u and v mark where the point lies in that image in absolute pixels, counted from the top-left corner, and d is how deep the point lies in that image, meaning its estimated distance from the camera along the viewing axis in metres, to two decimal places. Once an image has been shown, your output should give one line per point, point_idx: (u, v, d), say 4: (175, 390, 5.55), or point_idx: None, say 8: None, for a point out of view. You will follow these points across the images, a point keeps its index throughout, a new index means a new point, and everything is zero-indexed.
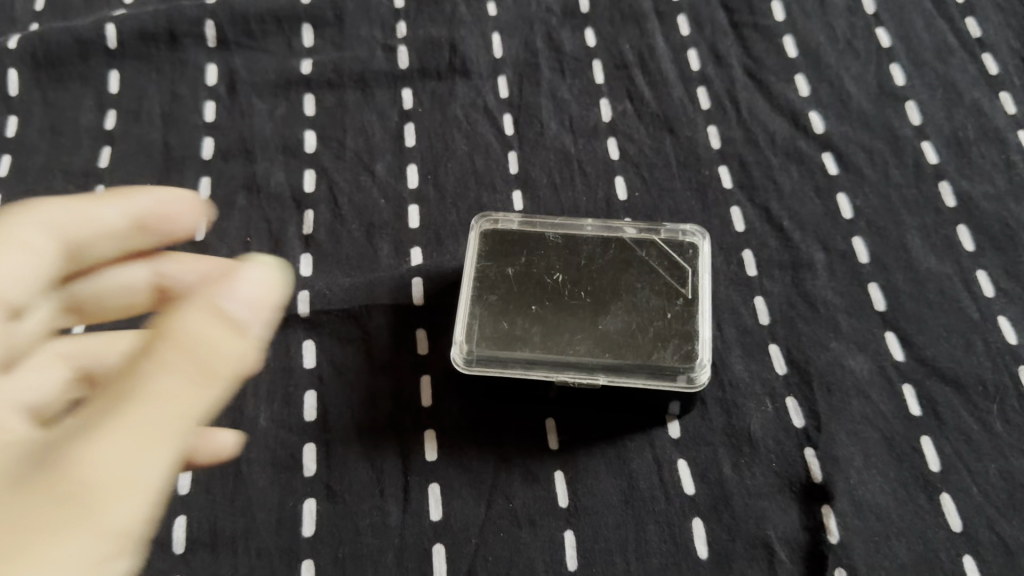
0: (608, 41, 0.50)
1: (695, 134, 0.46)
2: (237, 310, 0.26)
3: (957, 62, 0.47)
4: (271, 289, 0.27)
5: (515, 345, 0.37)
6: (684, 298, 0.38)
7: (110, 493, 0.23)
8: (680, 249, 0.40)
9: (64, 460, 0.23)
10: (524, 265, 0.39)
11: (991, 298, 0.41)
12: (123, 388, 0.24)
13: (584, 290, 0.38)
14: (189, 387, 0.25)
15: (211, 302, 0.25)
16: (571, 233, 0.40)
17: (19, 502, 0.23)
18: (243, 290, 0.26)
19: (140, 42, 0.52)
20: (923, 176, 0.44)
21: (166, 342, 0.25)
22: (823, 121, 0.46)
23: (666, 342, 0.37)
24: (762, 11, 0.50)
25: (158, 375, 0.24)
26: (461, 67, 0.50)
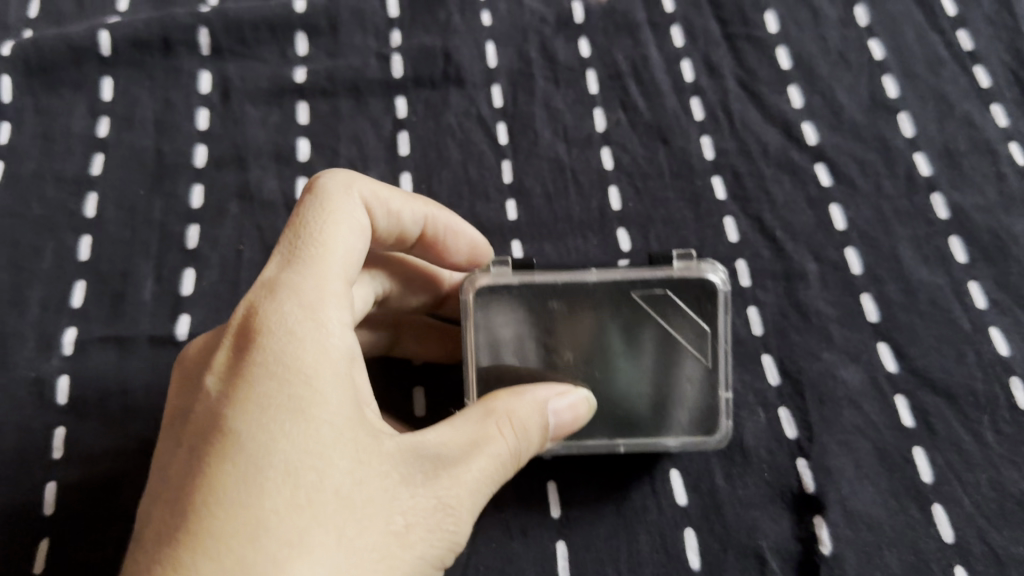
0: (603, 52, 0.50)
1: (689, 144, 0.46)
2: (555, 427, 0.35)
3: (949, 74, 0.47)
4: (586, 413, 0.36)
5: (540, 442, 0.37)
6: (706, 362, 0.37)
7: (459, 515, 0.31)
8: (698, 296, 0.36)
9: (436, 481, 0.31)
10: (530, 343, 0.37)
11: (983, 309, 0.41)
12: (480, 435, 0.32)
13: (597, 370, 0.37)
14: (512, 457, 0.33)
15: (542, 407, 0.34)
16: (577, 294, 0.37)
17: (407, 495, 0.30)
18: (563, 406, 0.35)
19: (133, 49, 0.51)
20: (914, 187, 0.44)
21: (510, 419, 0.33)
22: (816, 132, 0.46)
23: (689, 417, 0.37)
24: (755, 22, 0.50)
25: (500, 442, 0.33)
26: (456, 76, 0.50)
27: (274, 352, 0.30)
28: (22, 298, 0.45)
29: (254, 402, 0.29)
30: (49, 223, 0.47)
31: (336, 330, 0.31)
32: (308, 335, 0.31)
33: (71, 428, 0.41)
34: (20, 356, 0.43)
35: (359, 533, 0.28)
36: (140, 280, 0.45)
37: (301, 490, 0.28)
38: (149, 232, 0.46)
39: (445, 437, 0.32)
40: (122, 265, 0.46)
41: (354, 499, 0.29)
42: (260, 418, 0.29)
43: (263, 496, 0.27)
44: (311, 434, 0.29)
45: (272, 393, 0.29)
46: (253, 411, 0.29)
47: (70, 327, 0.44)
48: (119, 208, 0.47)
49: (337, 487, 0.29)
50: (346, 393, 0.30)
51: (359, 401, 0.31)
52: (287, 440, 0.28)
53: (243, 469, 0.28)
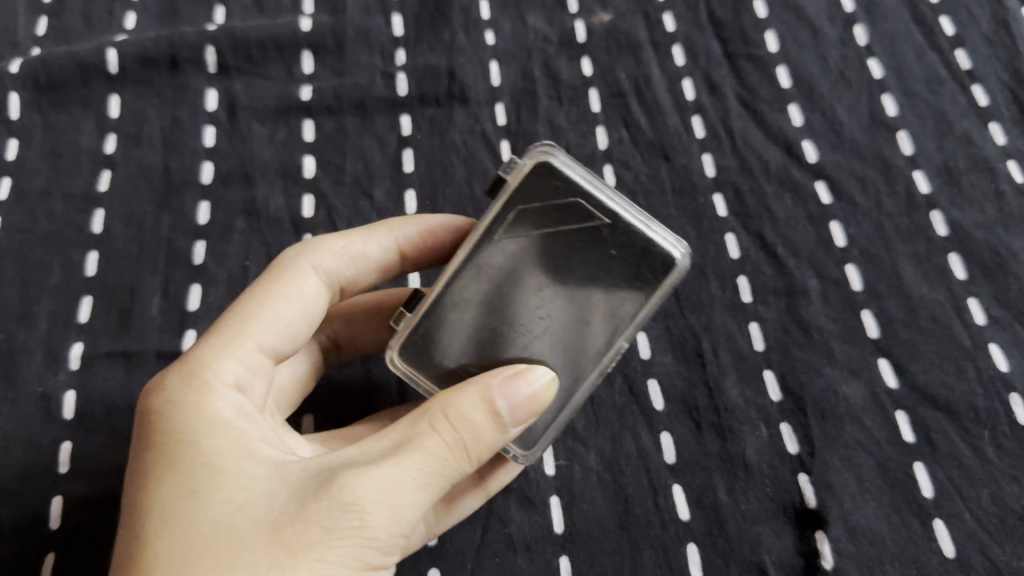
0: (605, 71, 0.51)
1: (691, 162, 0.47)
2: (508, 408, 0.32)
3: (947, 93, 0.48)
4: (540, 395, 0.33)
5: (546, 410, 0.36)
6: (622, 244, 0.33)
7: (368, 511, 0.29)
8: (545, 182, 0.32)
9: (336, 487, 0.29)
10: (477, 331, 0.35)
11: (983, 325, 0.41)
12: (407, 437, 0.31)
13: (543, 313, 0.34)
14: (453, 452, 0.31)
15: (485, 394, 0.32)
16: (476, 291, 0.34)
17: (303, 505, 0.29)
18: (510, 391, 0.32)
19: (141, 66, 0.52)
20: (914, 205, 0.44)
21: (444, 415, 0.31)
22: (817, 149, 0.46)
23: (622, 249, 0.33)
24: (756, 42, 0.50)
25: (431, 437, 0.31)
26: (460, 94, 0.51)
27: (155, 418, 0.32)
28: (30, 313, 0.45)
29: (141, 468, 0.31)
30: (57, 238, 0.47)
31: (218, 388, 0.32)
32: (185, 394, 0.32)
33: (77, 442, 0.42)
34: (28, 371, 0.43)
35: (235, 560, 0.28)
36: (147, 295, 0.46)
37: (177, 535, 0.28)
38: (156, 247, 0.47)
39: (365, 449, 0.31)
40: (129, 280, 0.46)
41: (233, 527, 0.28)
42: (142, 484, 0.30)
43: (150, 549, 0.28)
44: (185, 481, 0.30)
45: (151, 455, 0.31)
46: (138, 479, 0.30)
47: (78, 341, 0.44)
48: (126, 223, 0.48)
49: (213, 522, 0.29)
50: (227, 438, 0.31)
51: (248, 445, 0.31)
52: (161, 497, 0.29)
53: (135, 530, 0.29)
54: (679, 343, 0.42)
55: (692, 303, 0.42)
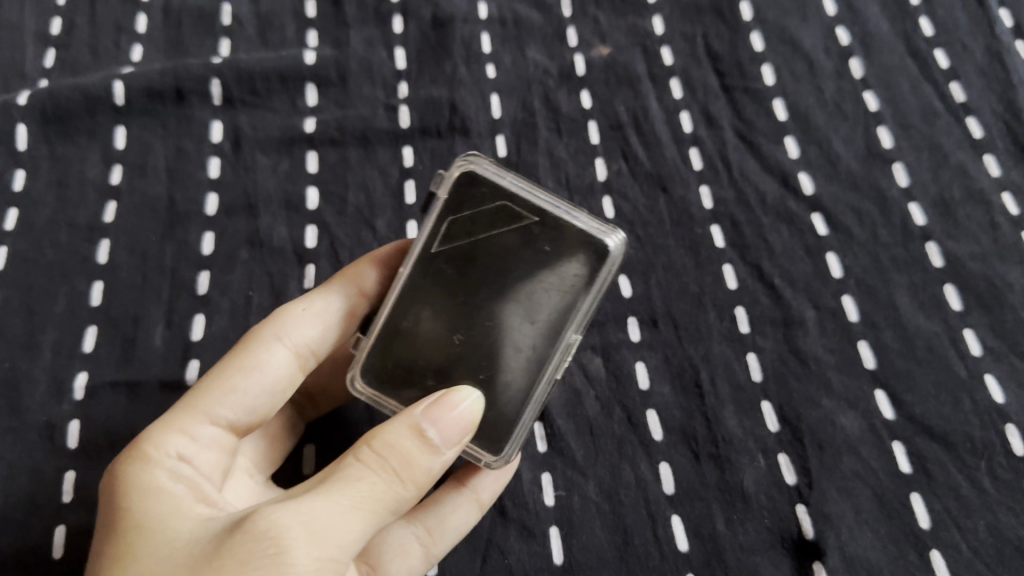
0: (604, 103, 0.51)
1: (689, 194, 0.47)
2: (435, 430, 0.32)
3: (942, 125, 0.48)
4: (467, 420, 0.33)
5: (508, 422, 0.37)
6: (555, 236, 0.35)
7: (286, 535, 0.28)
8: (470, 191, 0.35)
9: (255, 523, 0.29)
10: (429, 348, 0.36)
11: (979, 356, 0.42)
12: (333, 472, 0.31)
13: (490, 316, 0.36)
14: (382, 480, 0.31)
15: (410, 423, 0.32)
16: (422, 305, 0.36)
17: (224, 543, 0.29)
18: (436, 419, 0.33)
19: (147, 98, 0.53)
20: (910, 237, 0.45)
21: (367, 447, 0.31)
22: (813, 181, 0.47)
23: (554, 241, 0.35)
24: (753, 75, 0.51)
25: (355, 468, 0.31)
26: (461, 126, 0.51)
27: (108, 491, 0.34)
28: (35, 342, 0.46)
29: (97, 538, 0.33)
30: (63, 268, 0.48)
31: (156, 459, 0.35)
32: (132, 465, 0.35)
33: (80, 472, 0.42)
34: (32, 400, 0.44)
35: None
36: (151, 325, 0.46)
37: None
38: (160, 277, 0.47)
39: (297, 491, 0.31)
40: (134, 309, 0.46)
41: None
42: (98, 551, 0.33)
43: None
44: (124, 543, 0.32)
45: (105, 525, 0.33)
46: (97, 548, 0.33)
47: (82, 371, 0.45)
48: (131, 253, 0.48)
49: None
50: (162, 501, 0.33)
51: (180, 504, 0.33)
52: (104, 562, 0.32)
53: None
54: (677, 373, 0.42)
55: (691, 334, 0.43)
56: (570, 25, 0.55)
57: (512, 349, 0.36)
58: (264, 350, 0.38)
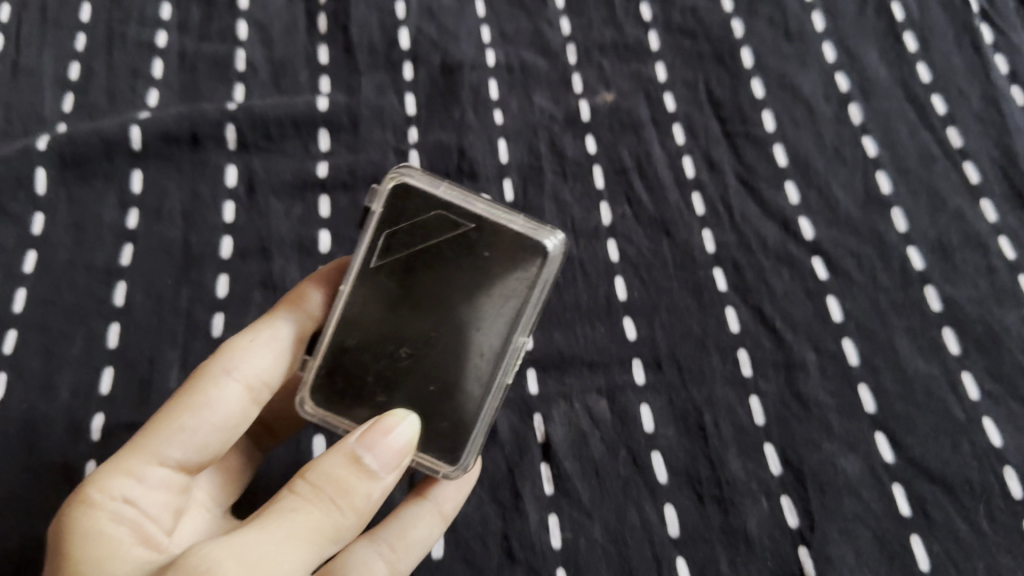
0: (608, 148, 0.53)
1: (691, 237, 0.48)
2: (372, 457, 0.33)
3: (940, 170, 0.49)
4: (404, 441, 0.34)
5: (462, 432, 0.38)
6: (493, 240, 0.37)
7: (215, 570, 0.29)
8: (404, 203, 0.37)
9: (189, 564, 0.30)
10: (377, 363, 0.38)
11: (977, 400, 0.43)
12: (272, 507, 0.32)
13: (436, 325, 0.37)
14: (318, 510, 0.32)
15: (345, 453, 0.33)
16: (367, 321, 0.38)
17: None
18: (373, 445, 0.33)
19: (163, 143, 0.54)
20: (909, 280, 0.46)
21: (304, 481, 0.33)
22: (813, 227, 0.48)
23: (494, 244, 0.37)
24: (753, 121, 0.52)
25: (292, 501, 0.32)
26: (470, 170, 0.53)
27: (54, 533, 0.35)
28: (53, 384, 0.47)
29: None
30: (79, 310, 0.49)
31: (99, 501, 0.34)
32: (75, 507, 0.34)
33: None
34: (51, 442, 0.45)
35: None
36: (167, 368, 0.47)
37: None
38: (176, 319, 0.49)
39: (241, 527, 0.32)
40: (150, 352, 0.48)
41: None
42: None
43: None
44: None
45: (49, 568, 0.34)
46: None
47: (99, 413, 0.46)
48: (146, 295, 0.49)
49: None
50: (104, 546, 0.33)
51: (120, 551, 0.33)
52: None
53: None
54: (681, 416, 0.43)
55: (694, 376, 0.44)
56: (575, 72, 0.56)
57: (461, 355, 0.38)
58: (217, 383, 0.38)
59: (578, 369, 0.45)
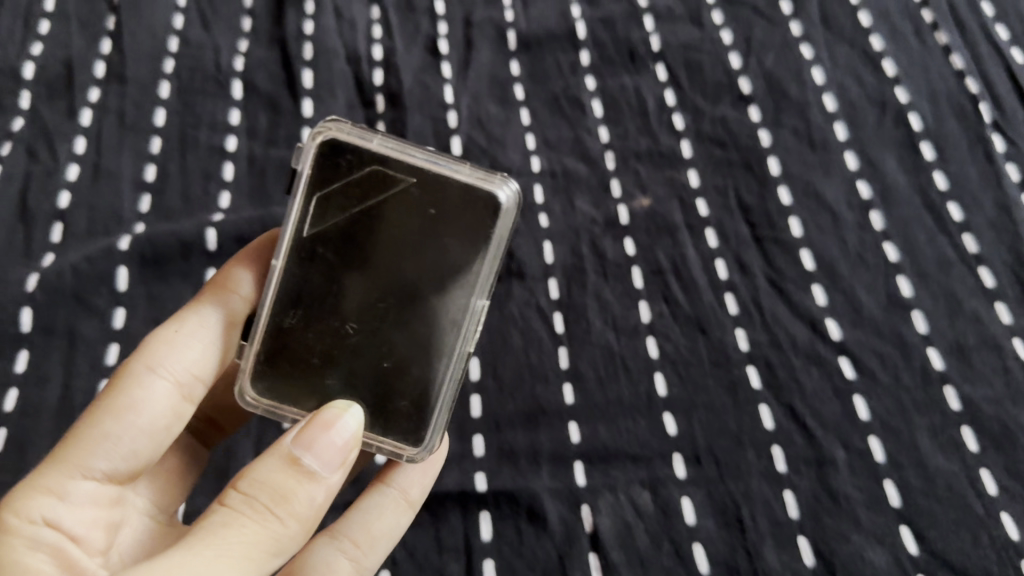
0: (645, 250, 0.57)
1: (725, 336, 0.52)
2: (306, 460, 0.37)
3: (957, 275, 0.53)
4: (338, 441, 0.38)
5: (426, 391, 0.44)
6: (437, 188, 0.43)
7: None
8: (338, 165, 0.42)
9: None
10: (327, 333, 0.43)
11: (995, 495, 0.47)
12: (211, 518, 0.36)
13: (383, 296, 0.43)
14: (254, 517, 0.36)
15: (280, 460, 0.37)
16: (313, 292, 0.43)
17: None
18: (307, 449, 0.37)
19: (238, 245, 0.60)
20: (929, 380, 0.50)
21: (241, 488, 0.36)
22: (840, 328, 0.52)
23: (441, 200, 0.43)
24: (781, 227, 0.56)
25: (228, 512, 0.36)
26: (518, 269, 0.56)
27: None
28: None
29: None
30: None
31: (16, 527, 0.36)
32: None
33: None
34: None
35: None
36: (242, 459, 0.51)
37: None
38: None
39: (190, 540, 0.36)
40: (225, 441, 0.52)
41: None
42: None
43: None
44: None
45: None
46: None
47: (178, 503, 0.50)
48: None
49: None
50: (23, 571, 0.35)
51: None
52: None
53: None
54: (721, 509, 0.48)
55: (731, 470, 0.49)
56: (614, 177, 0.60)
57: (421, 316, 0.43)
58: (141, 387, 0.41)
59: (622, 462, 0.49)
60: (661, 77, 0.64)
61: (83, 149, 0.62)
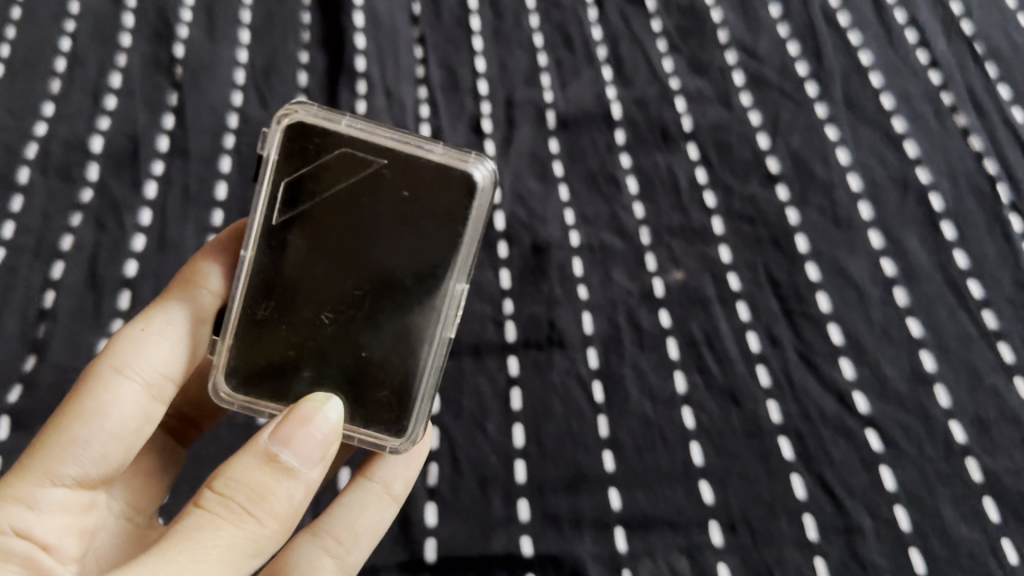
0: (680, 322, 0.60)
1: (758, 406, 0.56)
2: (282, 458, 0.41)
3: (978, 349, 0.57)
4: (313, 436, 0.43)
5: (407, 373, 0.49)
6: (408, 168, 0.48)
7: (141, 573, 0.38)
8: (310, 149, 0.47)
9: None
10: (305, 321, 0.48)
11: (1016, 565, 0.51)
12: (188, 516, 0.40)
13: (359, 285, 0.48)
14: (233, 516, 0.40)
15: (257, 458, 0.41)
16: (290, 279, 0.48)
17: None
18: (284, 448, 0.42)
19: None
20: (952, 453, 0.54)
21: (219, 485, 0.41)
22: (868, 402, 0.56)
23: (414, 181, 0.48)
24: (809, 301, 0.59)
25: (204, 513, 0.40)
26: (559, 339, 0.60)
27: None
28: None
29: None
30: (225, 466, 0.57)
31: None
32: None
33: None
34: None
35: None
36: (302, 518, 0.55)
37: None
38: None
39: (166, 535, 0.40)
40: None
41: None
42: None
43: None
44: None
45: None
46: None
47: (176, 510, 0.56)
48: None
49: None
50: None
51: None
52: None
53: None
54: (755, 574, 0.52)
55: (764, 537, 0.53)
56: (648, 251, 0.63)
57: (398, 301, 0.49)
58: (107, 390, 0.45)
59: (661, 528, 0.53)
60: (692, 155, 0.67)
61: (148, 221, 0.66)
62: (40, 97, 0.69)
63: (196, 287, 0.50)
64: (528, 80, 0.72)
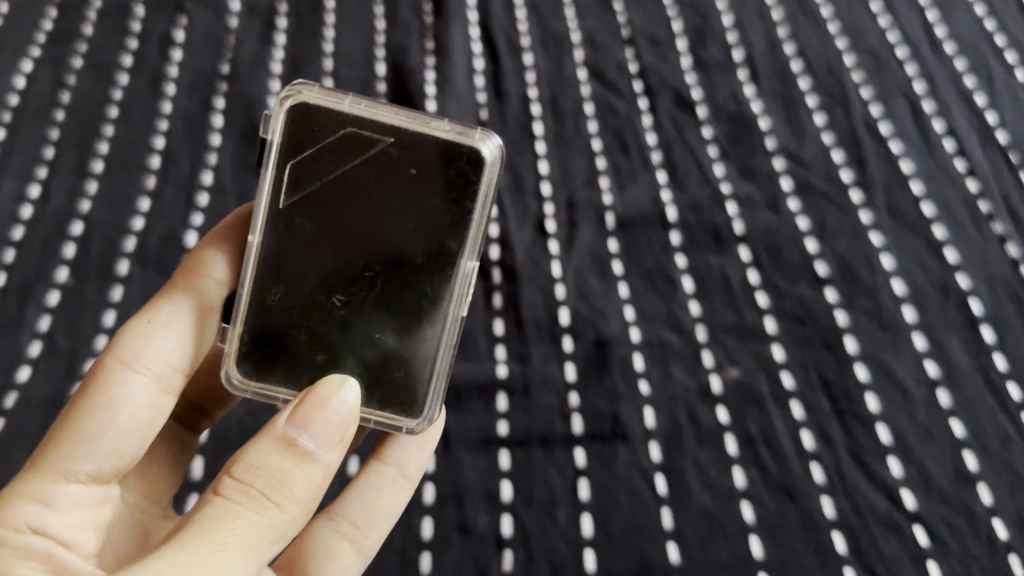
0: (737, 419, 0.64)
1: (812, 501, 0.61)
2: (299, 444, 0.46)
3: (1017, 450, 0.62)
4: (328, 421, 0.48)
5: (414, 352, 0.55)
6: (410, 146, 0.54)
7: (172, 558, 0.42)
8: (314, 133, 0.53)
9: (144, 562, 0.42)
10: (316, 301, 0.54)
11: None
12: (212, 504, 0.45)
13: (370, 267, 0.54)
14: (254, 502, 0.45)
15: (275, 446, 0.46)
16: (303, 260, 0.54)
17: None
18: (301, 434, 0.47)
19: None
20: (995, 549, 0.59)
21: (240, 472, 0.45)
22: (914, 499, 0.61)
23: (420, 157, 0.54)
24: (858, 401, 0.64)
25: (228, 501, 0.45)
26: (623, 433, 0.64)
27: None
28: None
29: None
30: None
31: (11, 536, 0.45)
32: None
33: None
34: None
35: None
36: None
37: None
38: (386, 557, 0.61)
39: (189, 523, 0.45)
40: None
41: None
42: None
43: None
44: None
45: None
46: None
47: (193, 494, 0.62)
48: None
49: None
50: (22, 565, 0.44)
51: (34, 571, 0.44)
52: None
53: None
54: None
55: None
56: (705, 348, 0.68)
57: (405, 282, 0.55)
58: (116, 385, 0.51)
59: None
60: (744, 258, 0.72)
61: None
62: (137, 193, 0.74)
63: (201, 276, 0.56)
64: (587, 183, 0.77)
